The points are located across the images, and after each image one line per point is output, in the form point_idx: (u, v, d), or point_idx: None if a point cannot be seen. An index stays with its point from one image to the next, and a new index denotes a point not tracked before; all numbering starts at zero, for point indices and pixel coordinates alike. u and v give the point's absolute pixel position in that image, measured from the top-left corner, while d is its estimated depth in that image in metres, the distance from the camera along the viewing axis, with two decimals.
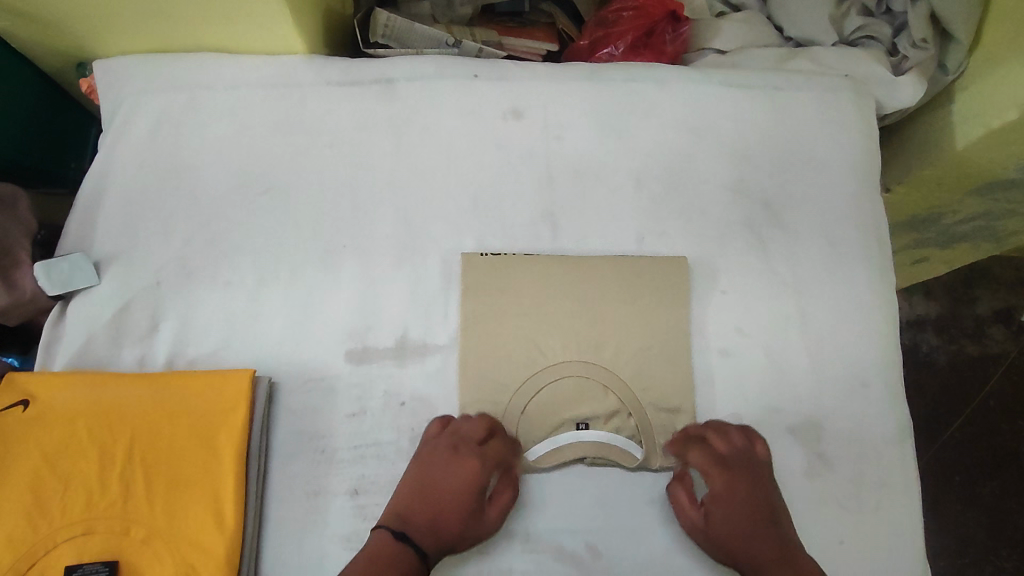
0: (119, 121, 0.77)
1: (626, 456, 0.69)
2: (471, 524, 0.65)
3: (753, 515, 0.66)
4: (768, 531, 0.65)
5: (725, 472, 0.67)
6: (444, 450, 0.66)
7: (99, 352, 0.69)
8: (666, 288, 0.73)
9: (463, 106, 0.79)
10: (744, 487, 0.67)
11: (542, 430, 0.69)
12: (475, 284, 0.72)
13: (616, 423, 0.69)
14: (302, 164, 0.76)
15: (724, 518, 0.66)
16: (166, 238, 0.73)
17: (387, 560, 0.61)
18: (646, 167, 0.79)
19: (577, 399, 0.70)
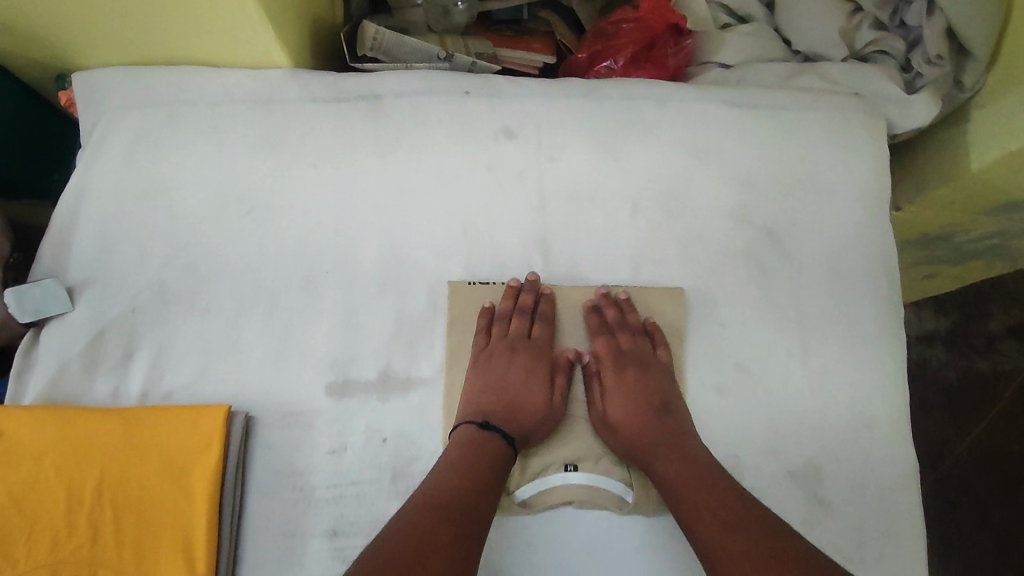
0: (97, 138, 0.74)
1: (616, 499, 0.66)
2: (546, 391, 0.69)
3: (646, 404, 0.67)
4: (665, 424, 0.66)
5: (620, 366, 0.70)
6: (502, 352, 0.70)
7: (72, 382, 0.66)
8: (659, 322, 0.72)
9: (453, 124, 0.76)
10: (637, 382, 0.68)
11: (529, 472, 0.67)
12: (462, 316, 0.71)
13: (605, 464, 0.67)
14: (285, 185, 0.73)
15: (622, 414, 0.67)
16: (142, 262, 0.70)
17: (481, 450, 0.62)
18: (643, 190, 0.75)
19: (563, 439, 0.69)
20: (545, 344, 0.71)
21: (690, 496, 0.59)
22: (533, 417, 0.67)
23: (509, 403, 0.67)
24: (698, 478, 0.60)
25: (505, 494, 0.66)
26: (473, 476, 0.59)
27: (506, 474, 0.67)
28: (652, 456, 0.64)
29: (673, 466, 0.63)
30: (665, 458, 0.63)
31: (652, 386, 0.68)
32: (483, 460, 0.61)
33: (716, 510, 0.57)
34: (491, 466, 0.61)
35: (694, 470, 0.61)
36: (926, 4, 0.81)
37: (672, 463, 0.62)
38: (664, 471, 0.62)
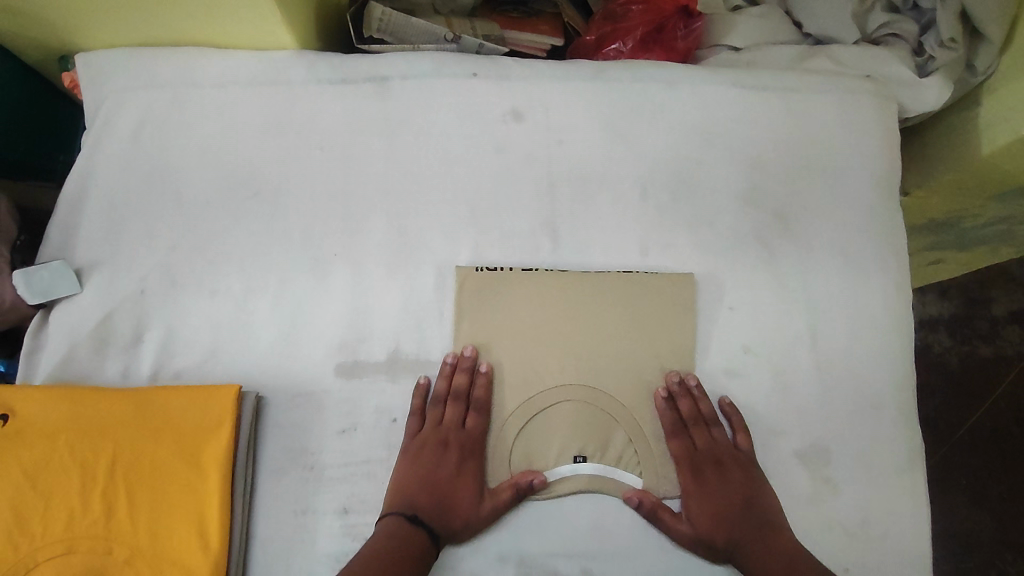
0: (103, 120, 0.74)
1: (625, 487, 0.67)
2: (478, 493, 0.65)
3: (732, 502, 0.66)
4: (751, 518, 0.65)
5: (697, 469, 0.68)
6: (432, 446, 0.66)
7: (83, 363, 0.67)
8: (671, 308, 0.71)
9: (461, 106, 0.75)
10: (716, 479, 0.67)
11: (539, 460, 0.67)
12: (473, 299, 0.70)
13: (615, 453, 0.68)
14: (292, 166, 0.73)
15: (707, 516, 0.66)
16: (151, 244, 0.70)
17: (404, 547, 0.60)
18: (652, 173, 0.75)
19: (578, 428, 0.67)
20: (477, 437, 0.67)
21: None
22: (460, 516, 0.64)
23: (438, 503, 0.64)
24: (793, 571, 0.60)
25: (512, 479, 0.67)
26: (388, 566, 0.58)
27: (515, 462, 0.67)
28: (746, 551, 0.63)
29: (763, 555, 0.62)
30: (761, 551, 0.63)
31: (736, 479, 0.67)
32: (399, 557, 0.59)
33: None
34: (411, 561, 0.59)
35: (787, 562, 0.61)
36: None
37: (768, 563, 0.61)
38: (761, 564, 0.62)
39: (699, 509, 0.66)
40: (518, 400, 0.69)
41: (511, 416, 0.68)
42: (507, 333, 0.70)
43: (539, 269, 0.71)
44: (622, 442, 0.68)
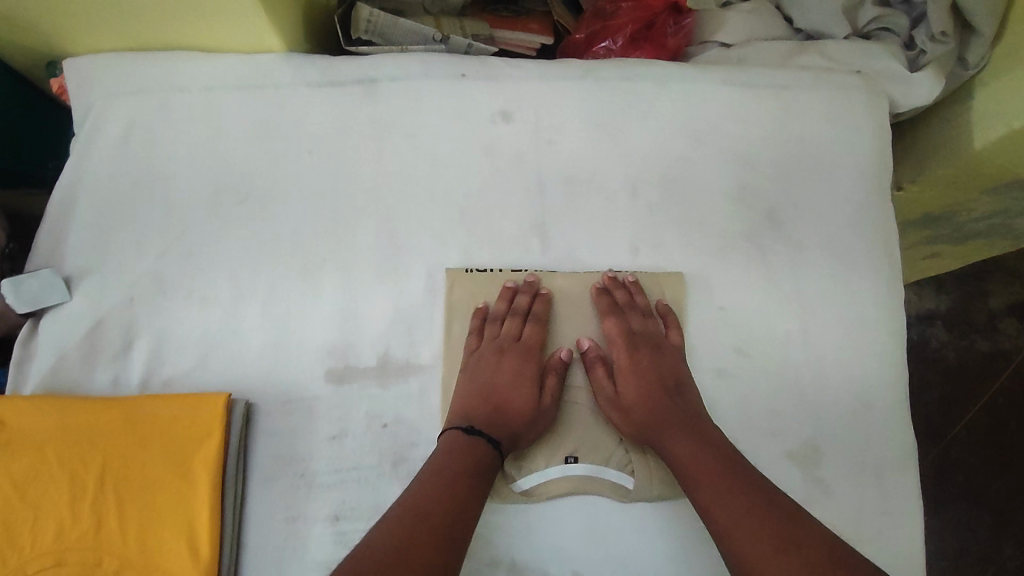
0: (89, 127, 0.74)
1: (617, 487, 0.66)
2: (535, 390, 0.68)
3: (657, 386, 0.67)
4: (676, 404, 0.65)
5: (633, 347, 0.69)
6: (490, 354, 0.69)
7: (72, 372, 0.66)
8: (659, 308, 0.71)
9: (450, 107, 0.75)
10: (649, 364, 0.68)
11: (531, 461, 0.67)
12: (463, 301, 0.71)
13: (606, 452, 0.67)
14: (280, 170, 0.73)
15: (635, 391, 0.67)
16: (139, 251, 0.70)
17: (464, 456, 0.61)
18: (643, 173, 0.74)
19: (567, 428, 0.69)
20: (536, 344, 0.70)
21: (695, 470, 0.60)
22: (510, 420, 0.66)
23: (490, 407, 0.66)
24: (715, 460, 0.60)
25: (506, 483, 0.66)
26: (456, 473, 0.59)
27: (507, 463, 0.67)
28: (670, 437, 0.64)
29: (686, 432, 0.63)
30: (683, 433, 0.63)
31: (681, 375, 0.68)
32: (467, 455, 0.61)
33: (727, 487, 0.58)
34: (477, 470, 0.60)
35: (711, 454, 0.61)
36: None
37: (688, 447, 0.62)
38: (682, 447, 0.62)
39: (631, 386, 0.68)
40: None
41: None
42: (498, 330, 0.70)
43: (528, 270, 0.72)
44: (613, 441, 0.68)
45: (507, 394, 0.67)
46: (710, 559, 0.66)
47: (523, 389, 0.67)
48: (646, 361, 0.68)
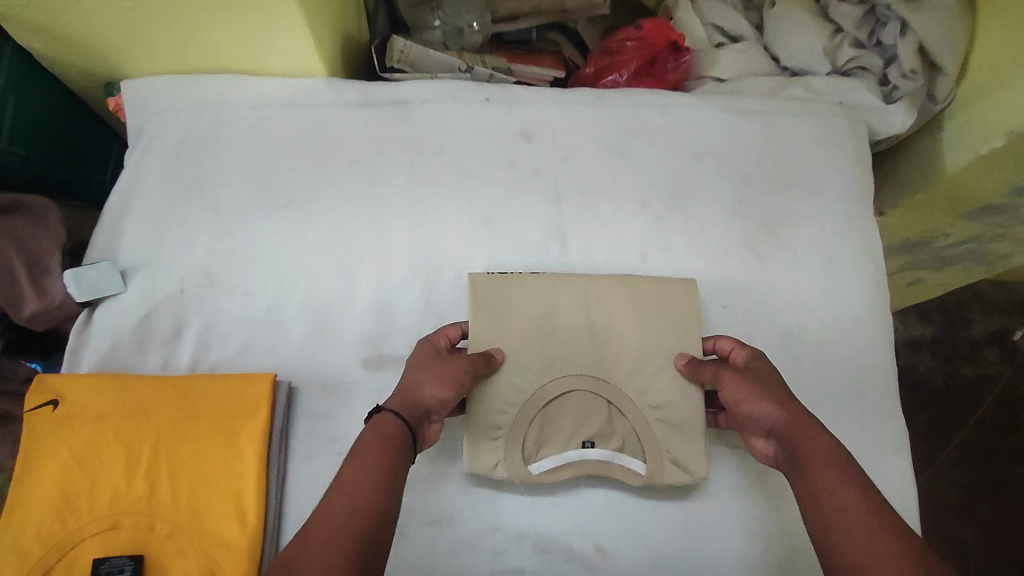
0: (146, 139, 0.80)
1: (632, 474, 0.70)
2: (448, 387, 0.63)
3: (792, 412, 0.59)
4: (814, 434, 0.57)
5: (771, 386, 0.62)
6: (425, 352, 0.66)
7: (126, 356, 0.72)
8: (676, 308, 0.74)
9: (476, 127, 0.83)
10: (785, 395, 0.61)
11: (550, 445, 0.70)
12: (487, 294, 0.73)
13: (620, 439, 0.70)
14: (320, 179, 0.80)
15: (773, 408, 0.60)
16: (190, 248, 0.76)
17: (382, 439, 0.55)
18: (650, 187, 0.82)
19: (585, 416, 0.71)
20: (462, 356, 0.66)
21: (836, 490, 0.52)
22: (419, 406, 0.61)
23: (409, 392, 0.61)
24: (858, 491, 0.51)
25: (524, 465, 0.69)
26: (361, 466, 0.52)
27: (527, 450, 0.69)
28: (813, 454, 0.55)
29: (824, 445, 0.56)
30: (822, 446, 0.56)
31: (801, 410, 0.60)
32: (378, 439, 0.55)
33: (870, 518, 0.49)
34: (388, 460, 0.53)
35: (849, 483, 0.52)
36: (899, 25, 0.91)
37: (821, 466, 0.54)
38: (816, 478, 0.54)
39: (756, 411, 0.61)
40: (529, 387, 0.71)
41: (523, 404, 0.70)
42: (519, 326, 0.72)
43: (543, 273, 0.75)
44: (628, 429, 0.71)
45: (428, 386, 0.62)
46: (722, 537, 0.70)
47: (443, 384, 0.63)
48: (786, 398, 0.61)
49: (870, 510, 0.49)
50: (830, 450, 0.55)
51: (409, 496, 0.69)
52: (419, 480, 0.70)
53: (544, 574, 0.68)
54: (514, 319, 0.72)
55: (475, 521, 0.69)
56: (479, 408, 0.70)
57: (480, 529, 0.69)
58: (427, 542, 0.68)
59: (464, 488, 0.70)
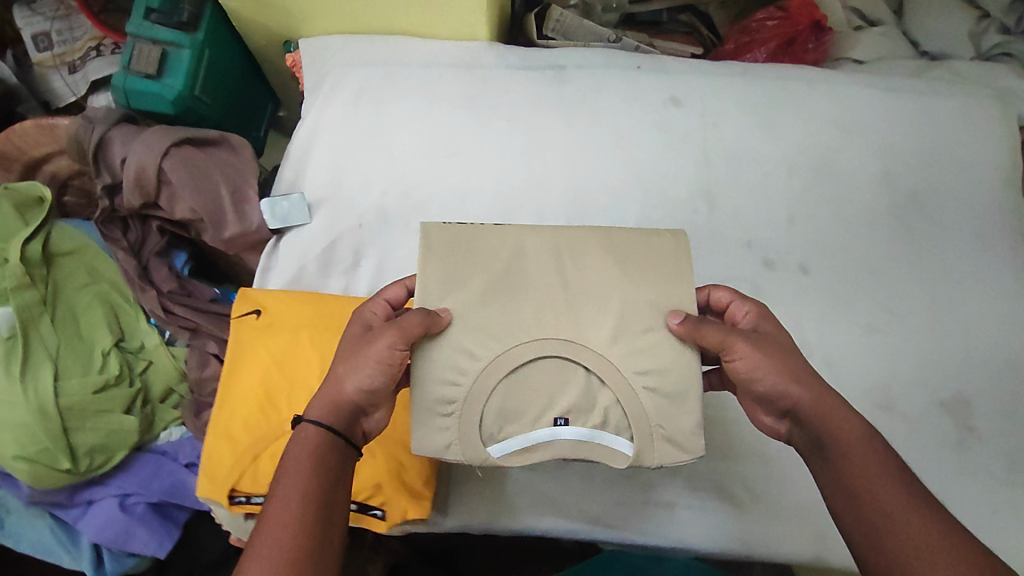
0: (328, 89, 0.88)
1: (618, 456, 0.55)
2: (374, 373, 0.55)
3: (809, 386, 0.53)
4: (847, 416, 0.52)
5: (786, 353, 0.55)
6: (355, 329, 0.60)
7: (311, 279, 0.80)
8: (663, 260, 0.58)
9: (628, 92, 0.88)
10: (801, 361, 0.55)
11: (515, 423, 0.55)
12: (443, 248, 0.57)
13: (602, 413, 0.55)
14: (483, 133, 0.86)
15: (796, 389, 0.53)
16: (366, 188, 0.83)
17: (309, 449, 0.53)
18: (797, 155, 0.85)
19: (559, 387, 0.55)
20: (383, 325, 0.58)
21: (885, 493, 0.48)
22: (343, 400, 0.56)
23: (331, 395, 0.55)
24: (900, 487, 0.48)
25: (483, 446, 0.55)
26: (294, 487, 0.50)
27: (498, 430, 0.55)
28: (844, 445, 0.51)
29: (850, 432, 0.51)
30: (851, 433, 0.51)
31: (823, 384, 0.54)
32: (305, 455, 0.52)
33: (926, 524, 0.47)
34: (322, 477, 0.51)
35: (898, 479, 0.49)
36: None
37: (859, 461, 0.50)
38: (858, 484, 0.49)
39: (778, 386, 0.54)
40: (488, 354, 0.55)
41: (484, 372, 0.54)
42: (475, 282, 0.56)
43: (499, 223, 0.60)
44: (610, 401, 0.55)
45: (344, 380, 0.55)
46: None
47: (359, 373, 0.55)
48: (807, 367, 0.54)
49: (912, 511, 0.47)
50: (868, 439, 0.51)
51: None
52: None
53: (695, 507, 0.72)
54: (473, 279, 0.56)
55: None
56: (427, 378, 0.55)
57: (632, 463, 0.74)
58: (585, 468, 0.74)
59: None
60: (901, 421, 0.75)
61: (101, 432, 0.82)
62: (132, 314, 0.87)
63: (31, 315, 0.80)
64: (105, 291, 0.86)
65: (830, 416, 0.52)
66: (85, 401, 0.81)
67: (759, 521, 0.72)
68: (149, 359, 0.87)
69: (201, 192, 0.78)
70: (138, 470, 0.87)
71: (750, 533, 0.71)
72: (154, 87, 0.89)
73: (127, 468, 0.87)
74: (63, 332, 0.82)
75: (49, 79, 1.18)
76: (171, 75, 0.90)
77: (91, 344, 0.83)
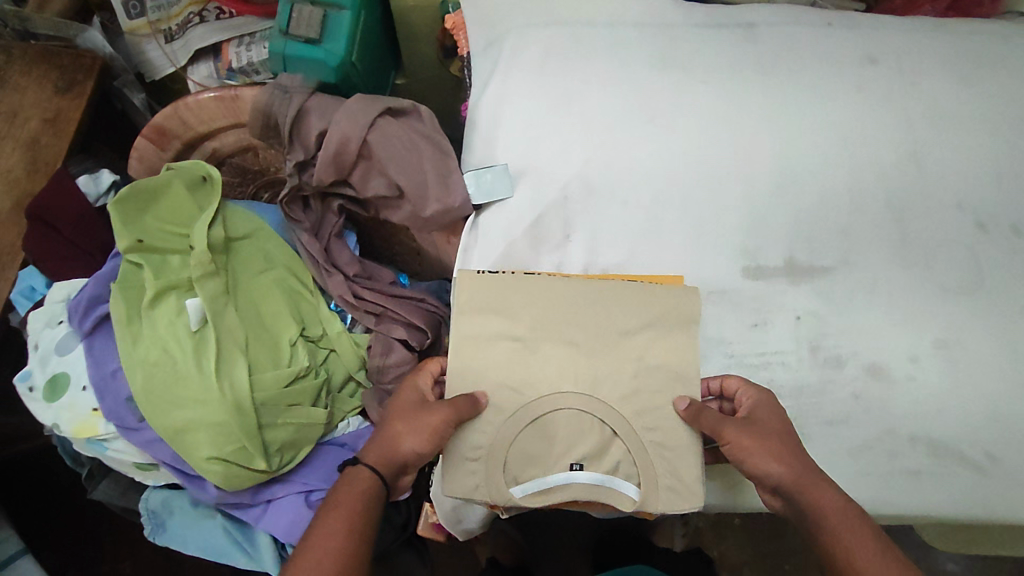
0: (511, 51, 0.83)
1: (625, 499, 0.63)
2: (418, 442, 0.59)
3: (810, 468, 0.58)
4: (824, 490, 0.57)
5: (764, 435, 0.60)
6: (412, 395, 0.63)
7: (523, 254, 0.75)
8: (672, 313, 0.65)
9: (824, 50, 0.85)
10: (787, 442, 0.60)
11: (534, 465, 0.63)
12: (472, 302, 0.65)
13: (612, 462, 0.63)
14: (680, 94, 0.82)
15: (780, 467, 0.58)
16: (566, 157, 0.78)
17: (358, 496, 0.57)
18: (998, 113, 0.84)
19: (576, 435, 0.63)
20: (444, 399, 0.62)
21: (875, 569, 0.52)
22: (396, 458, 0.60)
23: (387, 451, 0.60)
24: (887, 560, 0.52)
25: (506, 488, 0.62)
26: (336, 521, 0.54)
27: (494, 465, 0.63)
28: (828, 519, 0.55)
29: (837, 510, 0.56)
30: (835, 508, 0.56)
31: (804, 460, 0.59)
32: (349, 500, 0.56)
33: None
34: (364, 519, 0.56)
35: (874, 552, 0.53)
36: None
37: (839, 534, 0.54)
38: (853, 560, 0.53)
39: (763, 467, 0.58)
40: (514, 405, 0.63)
41: (507, 421, 0.63)
42: (501, 344, 0.65)
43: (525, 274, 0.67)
44: (621, 453, 0.63)
45: (402, 445, 0.59)
46: None
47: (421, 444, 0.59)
48: (792, 449, 0.59)
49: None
50: (844, 508, 0.56)
51: (799, 397, 0.74)
52: (811, 384, 0.74)
53: (939, 475, 0.73)
54: (501, 330, 0.65)
55: (865, 424, 0.74)
56: (459, 426, 0.63)
57: (872, 433, 0.73)
58: (828, 440, 0.73)
59: (855, 392, 0.74)
60: None
61: (292, 427, 0.74)
62: (310, 301, 0.80)
63: (219, 305, 0.72)
64: (283, 277, 0.79)
65: (807, 495, 0.57)
66: (280, 394, 0.73)
67: (1001, 482, 0.73)
68: (330, 348, 0.81)
69: (404, 166, 0.75)
70: (320, 463, 0.79)
71: (993, 495, 0.73)
72: (316, 51, 0.82)
73: (308, 462, 0.78)
74: (248, 322, 0.74)
75: (144, 48, 1.01)
76: (330, 38, 0.83)
77: (276, 334, 0.76)
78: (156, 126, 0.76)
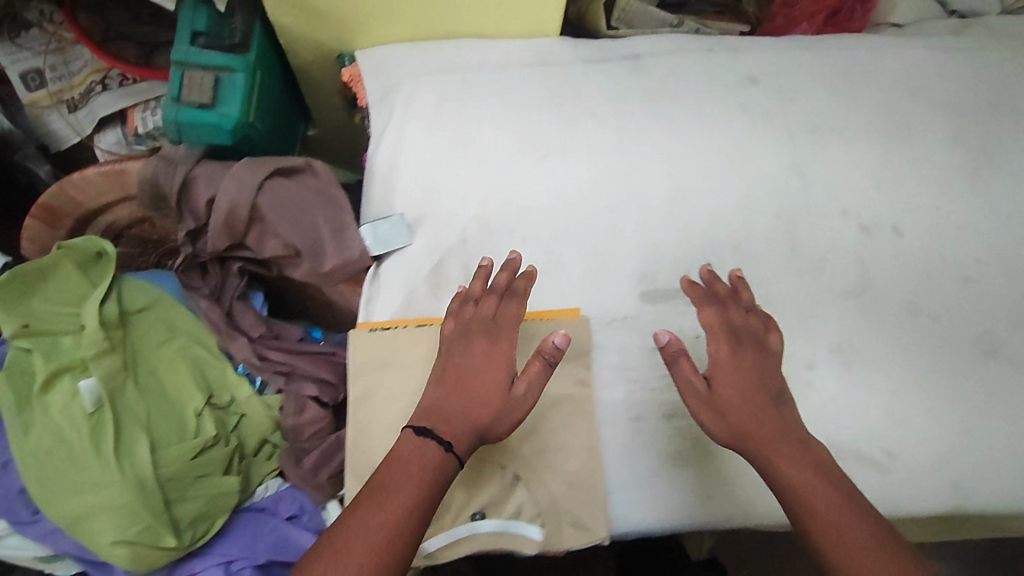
0: (403, 103, 0.85)
1: (527, 540, 0.66)
2: (507, 384, 0.59)
3: (761, 392, 0.60)
4: (785, 418, 0.59)
5: (738, 343, 0.63)
6: (472, 330, 0.61)
7: (423, 303, 0.75)
8: None
9: (706, 75, 0.90)
10: (741, 369, 0.61)
11: (439, 521, 0.64)
12: (366, 360, 0.68)
13: (515, 505, 0.66)
14: (573, 130, 0.85)
15: (736, 398, 0.60)
16: (464, 201, 0.81)
17: (420, 459, 0.54)
18: (874, 121, 0.90)
19: (478, 484, 0.66)
20: (509, 322, 0.62)
21: (852, 533, 0.53)
22: (500, 411, 0.58)
23: (461, 412, 0.57)
24: (860, 519, 0.54)
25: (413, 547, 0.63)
26: (406, 486, 0.52)
27: None
28: (799, 486, 0.56)
29: (814, 482, 0.56)
30: (802, 475, 0.56)
31: (777, 406, 0.60)
32: (417, 463, 0.54)
33: (870, 536, 0.53)
34: (425, 490, 0.53)
35: (856, 512, 0.54)
36: None
37: (782, 470, 0.57)
38: (797, 502, 0.55)
39: (728, 396, 0.60)
40: None
41: None
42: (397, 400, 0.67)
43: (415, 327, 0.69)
44: (523, 497, 0.66)
45: (483, 395, 0.58)
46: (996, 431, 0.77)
47: (508, 393, 0.58)
48: (752, 377, 0.61)
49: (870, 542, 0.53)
50: (821, 461, 0.58)
51: None
52: None
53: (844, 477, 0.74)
54: (397, 388, 0.67)
55: None
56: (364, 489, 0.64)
57: None
58: None
59: None
60: (1008, 363, 0.80)
61: (203, 499, 0.72)
62: (217, 366, 0.79)
63: (115, 383, 0.70)
64: (187, 346, 0.78)
65: (761, 447, 0.58)
66: (187, 466, 0.71)
67: (904, 477, 0.75)
68: (242, 413, 0.79)
69: (298, 226, 0.76)
70: (239, 533, 0.76)
71: (897, 490, 0.74)
72: (210, 116, 0.83)
73: (227, 533, 0.76)
74: (149, 397, 0.73)
75: (41, 119, 1.01)
76: (225, 102, 0.84)
77: (180, 406, 0.75)
78: (44, 206, 0.76)
